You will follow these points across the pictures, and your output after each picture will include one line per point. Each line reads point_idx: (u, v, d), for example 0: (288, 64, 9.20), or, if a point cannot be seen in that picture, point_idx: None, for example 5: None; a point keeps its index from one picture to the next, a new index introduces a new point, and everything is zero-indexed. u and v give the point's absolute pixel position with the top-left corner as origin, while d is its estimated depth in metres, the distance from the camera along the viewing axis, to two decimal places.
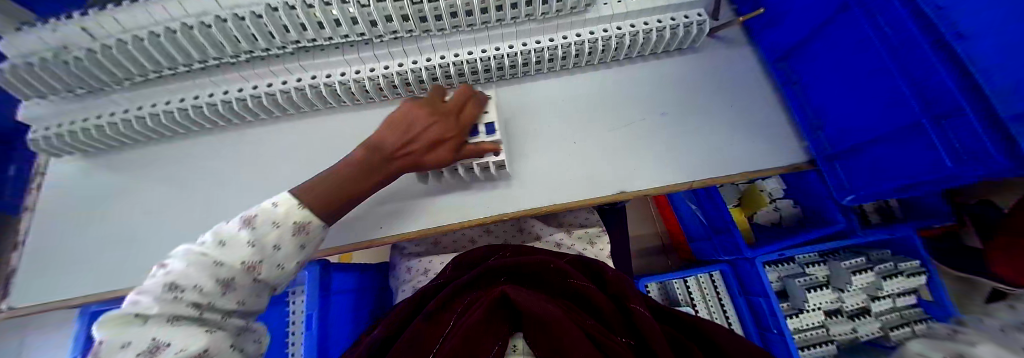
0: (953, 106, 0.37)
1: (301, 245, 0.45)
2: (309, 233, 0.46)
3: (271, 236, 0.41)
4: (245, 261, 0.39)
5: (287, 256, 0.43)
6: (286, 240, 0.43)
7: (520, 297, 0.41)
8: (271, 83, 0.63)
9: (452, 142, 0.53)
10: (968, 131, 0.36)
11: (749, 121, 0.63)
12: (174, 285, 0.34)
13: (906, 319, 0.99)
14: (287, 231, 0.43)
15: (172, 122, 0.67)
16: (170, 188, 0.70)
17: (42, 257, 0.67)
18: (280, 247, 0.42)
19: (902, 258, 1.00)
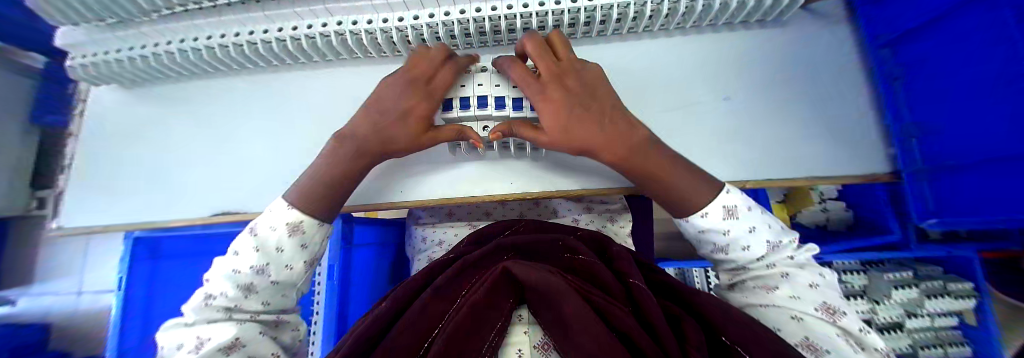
0: None
1: (302, 244, 0.45)
2: (305, 231, 0.44)
3: (271, 239, 0.43)
4: (253, 266, 0.41)
5: (291, 256, 0.44)
6: (285, 241, 0.43)
7: (511, 268, 0.39)
8: (295, 26, 0.58)
9: (417, 109, 0.48)
10: None
11: (828, 115, 0.55)
12: (211, 296, 0.41)
13: (938, 340, 0.93)
14: (283, 233, 0.43)
15: (198, 60, 0.64)
16: (199, 129, 0.69)
17: (88, 185, 0.70)
18: (282, 249, 0.43)
19: (951, 278, 0.91)
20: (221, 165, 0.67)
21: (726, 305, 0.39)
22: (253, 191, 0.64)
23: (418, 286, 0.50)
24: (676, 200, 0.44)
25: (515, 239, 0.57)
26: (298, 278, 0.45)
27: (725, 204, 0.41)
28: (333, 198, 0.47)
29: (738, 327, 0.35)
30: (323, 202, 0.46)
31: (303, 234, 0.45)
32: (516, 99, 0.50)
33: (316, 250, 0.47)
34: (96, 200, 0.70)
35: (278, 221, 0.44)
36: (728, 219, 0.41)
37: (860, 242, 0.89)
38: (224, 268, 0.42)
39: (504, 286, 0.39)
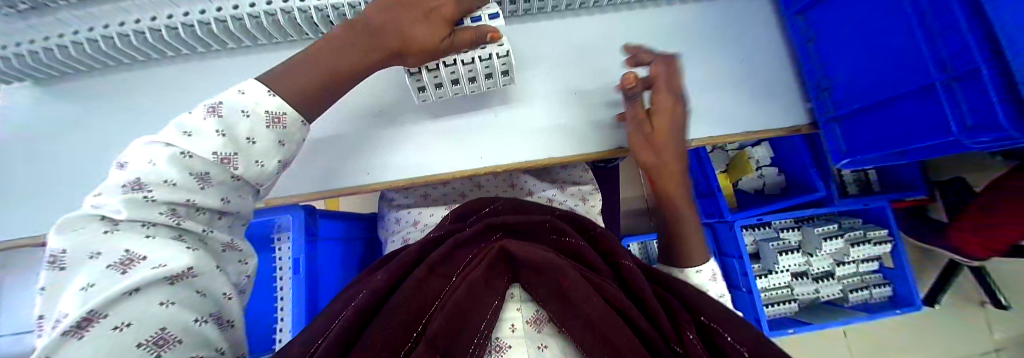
0: (974, 76, 0.36)
1: (280, 139, 0.35)
2: (287, 126, 0.36)
3: (243, 124, 0.32)
4: (217, 153, 0.30)
5: (267, 150, 0.34)
6: (262, 129, 0.34)
7: (518, 251, 0.38)
8: (236, 5, 0.53)
9: (445, 11, 0.41)
10: (979, 92, 0.35)
11: (768, 78, 0.60)
12: (133, 186, 0.27)
13: (865, 283, 1.05)
14: (259, 121, 0.34)
15: (128, 47, 0.58)
16: (139, 124, 0.63)
17: (18, 194, 0.64)
18: (253, 139, 0.33)
19: (870, 227, 1.04)
20: None
21: (700, 292, 0.44)
22: None
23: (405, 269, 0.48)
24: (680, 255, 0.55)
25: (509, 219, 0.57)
26: (261, 178, 0.35)
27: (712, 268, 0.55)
28: (321, 92, 0.39)
29: (714, 310, 0.41)
30: (316, 93, 0.39)
31: (280, 126, 0.35)
32: None
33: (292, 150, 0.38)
34: (32, 210, 0.64)
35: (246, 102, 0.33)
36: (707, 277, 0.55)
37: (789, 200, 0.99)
38: (163, 142, 0.29)
39: (499, 263, 0.39)
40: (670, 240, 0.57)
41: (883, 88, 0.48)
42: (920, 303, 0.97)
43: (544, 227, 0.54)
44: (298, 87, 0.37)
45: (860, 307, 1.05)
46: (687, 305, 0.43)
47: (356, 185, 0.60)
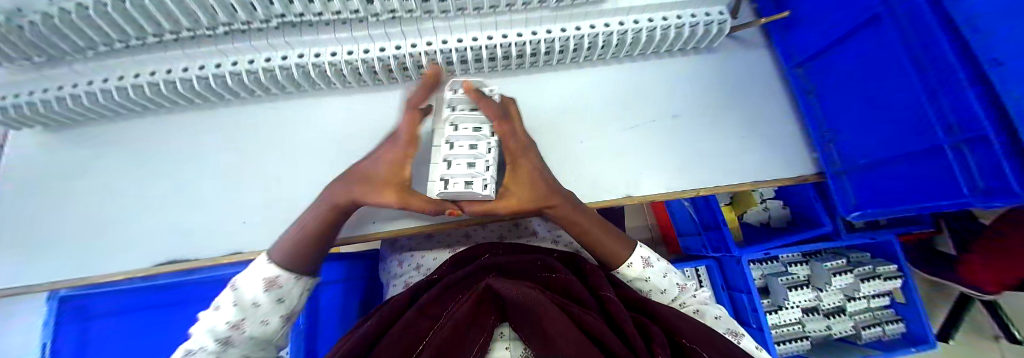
0: (981, 142, 0.35)
1: (278, 297, 0.48)
2: (280, 284, 0.48)
3: (250, 295, 0.46)
4: (229, 322, 0.44)
5: (269, 309, 0.47)
6: (262, 296, 0.46)
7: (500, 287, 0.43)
8: (254, 60, 0.56)
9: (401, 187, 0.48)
10: (987, 156, 0.35)
11: (769, 127, 0.61)
12: (190, 351, 0.43)
13: (878, 320, 1.04)
14: (261, 289, 0.47)
15: (141, 97, 0.59)
16: (141, 170, 0.63)
17: None
18: (259, 305, 0.46)
19: (880, 261, 1.03)
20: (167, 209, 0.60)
21: (684, 314, 0.46)
22: (205, 236, 0.58)
23: (401, 307, 0.52)
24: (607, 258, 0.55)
25: (499, 259, 0.60)
26: (273, 332, 0.49)
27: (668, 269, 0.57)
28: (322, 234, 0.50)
29: (692, 328, 0.44)
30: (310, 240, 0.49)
31: (279, 289, 0.48)
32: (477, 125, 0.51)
33: (293, 303, 0.50)
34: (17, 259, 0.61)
35: (257, 276, 0.47)
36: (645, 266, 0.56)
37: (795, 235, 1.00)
38: (206, 323, 0.45)
39: (485, 300, 0.44)
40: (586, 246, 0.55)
41: (888, 142, 0.48)
42: (935, 342, 0.94)
43: (534, 264, 0.58)
44: (297, 268, 0.49)
45: (874, 345, 1.03)
46: (669, 329, 0.45)
47: (364, 234, 0.60)
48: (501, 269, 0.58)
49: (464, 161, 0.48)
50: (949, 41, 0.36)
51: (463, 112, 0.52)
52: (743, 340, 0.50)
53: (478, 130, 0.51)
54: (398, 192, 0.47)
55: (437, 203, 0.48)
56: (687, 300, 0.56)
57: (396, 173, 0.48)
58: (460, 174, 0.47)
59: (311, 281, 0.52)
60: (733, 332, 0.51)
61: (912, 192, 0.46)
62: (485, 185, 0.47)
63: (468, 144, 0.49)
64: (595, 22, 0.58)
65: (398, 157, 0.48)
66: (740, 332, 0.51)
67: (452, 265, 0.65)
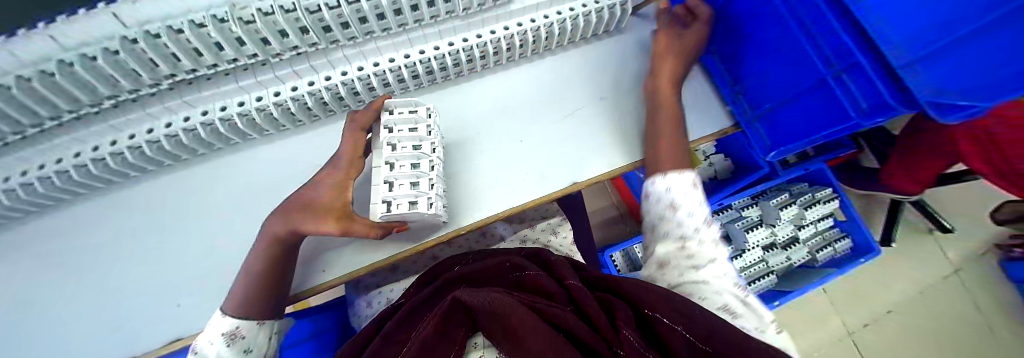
0: (858, 68, 0.40)
1: (245, 348, 0.43)
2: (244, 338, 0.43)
3: (212, 353, 0.41)
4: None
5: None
6: (226, 352, 0.42)
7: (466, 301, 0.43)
8: (153, 128, 0.52)
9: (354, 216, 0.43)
10: (864, 80, 0.40)
11: (687, 92, 0.65)
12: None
13: (828, 241, 1.13)
14: (221, 345, 0.42)
15: (33, 196, 0.53)
16: (42, 276, 0.55)
17: None
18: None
19: (818, 188, 1.13)
20: (85, 308, 0.53)
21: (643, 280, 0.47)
22: (137, 327, 0.52)
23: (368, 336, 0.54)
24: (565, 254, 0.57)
25: (465, 271, 0.61)
26: None
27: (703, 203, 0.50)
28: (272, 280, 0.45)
29: (654, 296, 0.42)
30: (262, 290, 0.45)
31: (243, 340, 0.43)
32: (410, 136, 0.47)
33: (260, 352, 0.46)
34: None
35: (215, 333, 0.42)
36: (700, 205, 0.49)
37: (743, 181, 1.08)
38: None
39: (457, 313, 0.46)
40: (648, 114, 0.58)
41: (783, 86, 0.53)
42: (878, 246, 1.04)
43: (501, 265, 0.60)
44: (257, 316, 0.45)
45: (830, 264, 1.11)
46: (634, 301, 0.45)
47: (307, 287, 0.53)
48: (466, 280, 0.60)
49: (406, 180, 0.44)
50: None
51: (401, 130, 0.46)
52: (738, 316, 0.41)
53: (419, 147, 0.47)
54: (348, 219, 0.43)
55: (382, 226, 0.45)
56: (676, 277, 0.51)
57: (339, 198, 0.44)
58: (404, 195, 0.44)
59: (276, 323, 0.49)
60: (725, 307, 0.42)
61: (808, 125, 0.52)
62: (430, 203, 0.45)
63: (409, 163, 0.45)
64: (508, 23, 0.60)
65: (343, 178, 0.45)
66: (735, 305, 0.42)
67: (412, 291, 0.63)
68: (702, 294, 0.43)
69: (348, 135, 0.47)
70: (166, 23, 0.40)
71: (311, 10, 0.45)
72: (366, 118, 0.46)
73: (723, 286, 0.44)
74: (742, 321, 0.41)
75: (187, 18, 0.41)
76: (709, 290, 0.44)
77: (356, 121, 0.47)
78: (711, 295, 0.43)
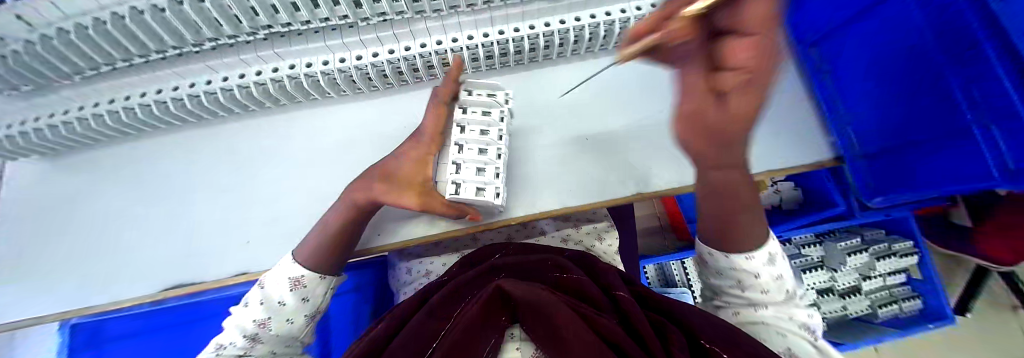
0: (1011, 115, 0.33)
1: (304, 297, 0.45)
2: (306, 285, 0.45)
3: (276, 294, 0.44)
4: (256, 320, 0.42)
5: (293, 310, 0.44)
6: (288, 295, 0.44)
7: (507, 287, 0.37)
8: (245, 74, 0.55)
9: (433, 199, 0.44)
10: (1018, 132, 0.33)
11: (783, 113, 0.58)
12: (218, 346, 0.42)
13: (894, 297, 1.03)
14: (285, 287, 0.44)
15: (135, 120, 0.58)
16: (139, 192, 0.61)
17: None
18: (284, 302, 0.44)
19: (894, 238, 1.02)
20: (171, 228, 0.59)
21: (707, 312, 0.40)
22: (212, 256, 0.56)
23: (415, 304, 0.51)
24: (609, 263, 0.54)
25: (511, 261, 0.58)
26: (297, 332, 0.45)
27: (769, 251, 0.40)
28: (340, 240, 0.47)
29: (717, 331, 0.34)
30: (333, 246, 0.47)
31: (304, 288, 0.45)
32: (486, 111, 0.45)
33: (316, 304, 0.47)
34: None
35: (284, 275, 0.45)
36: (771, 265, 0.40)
37: (808, 216, 0.97)
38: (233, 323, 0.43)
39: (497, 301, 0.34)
40: (718, 225, 0.40)
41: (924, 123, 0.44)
42: (954, 316, 0.93)
43: (544, 263, 0.55)
44: (326, 267, 0.47)
45: (891, 322, 1.01)
46: (691, 330, 0.37)
47: (368, 249, 0.55)
48: (511, 272, 0.55)
49: (470, 167, 0.43)
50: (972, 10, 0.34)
51: (474, 113, 0.44)
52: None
53: (487, 133, 0.44)
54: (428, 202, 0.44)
55: (459, 207, 0.46)
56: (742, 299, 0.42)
57: (419, 171, 0.44)
58: (471, 181, 0.42)
59: (335, 279, 0.50)
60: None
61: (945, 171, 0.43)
62: (497, 194, 0.43)
63: (477, 148, 0.43)
64: (596, 11, 0.56)
65: (422, 153, 0.45)
66: (801, 357, 0.33)
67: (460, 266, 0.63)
68: (759, 337, 0.37)
69: (430, 106, 0.44)
70: None
71: None
72: (450, 90, 0.44)
73: (792, 341, 0.35)
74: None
75: None
76: (776, 339, 0.36)
77: (440, 92, 0.44)
78: (772, 343, 0.36)
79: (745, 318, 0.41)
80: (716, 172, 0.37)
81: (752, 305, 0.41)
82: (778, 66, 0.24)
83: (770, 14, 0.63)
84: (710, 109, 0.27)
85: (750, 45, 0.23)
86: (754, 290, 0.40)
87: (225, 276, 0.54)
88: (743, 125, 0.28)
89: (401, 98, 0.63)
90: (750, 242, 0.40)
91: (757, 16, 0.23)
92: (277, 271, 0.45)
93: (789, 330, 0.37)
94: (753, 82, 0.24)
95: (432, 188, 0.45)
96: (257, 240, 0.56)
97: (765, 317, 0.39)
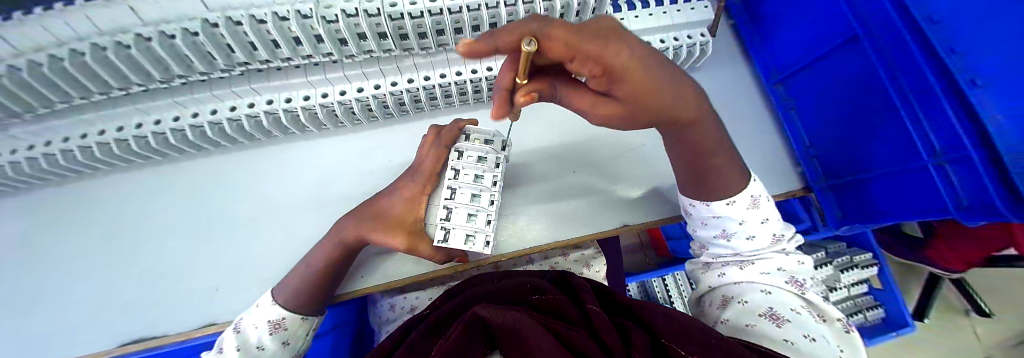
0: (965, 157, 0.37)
1: (284, 340, 0.42)
2: (286, 328, 0.42)
3: (254, 337, 0.40)
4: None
5: (274, 353, 0.41)
6: (267, 339, 0.40)
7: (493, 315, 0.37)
8: (218, 110, 0.52)
9: (421, 242, 0.42)
10: (972, 173, 0.37)
11: (756, 143, 0.61)
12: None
13: (859, 307, 1.08)
14: (264, 331, 0.40)
15: (90, 160, 0.54)
16: (88, 237, 0.56)
17: None
18: (263, 347, 0.40)
19: (855, 251, 1.09)
20: (124, 278, 0.53)
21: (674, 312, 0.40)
22: (173, 308, 0.51)
23: (393, 342, 0.48)
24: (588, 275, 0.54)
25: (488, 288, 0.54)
26: None
27: (753, 194, 0.44)
28: (320, 280, 0.43)
29: (676, 326, 0.37)
30: (317, 279, 0.43)
31: (284, 331, 0.42)
32: (483, 158, 0.43)
33: (298, 347, 0.44)
34: None
35: (262, 318, 0.41)
36: (750, 210, 0.44)
37: None
38: None
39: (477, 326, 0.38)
40: (693, 176, 0.44)
41: (881, 158, 0.49)
42: (912, 323, 1.01)
43: (522, 286, 0.51)
44: (303, 307, 0.43)
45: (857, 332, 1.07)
46: (655, 332, 0.39)
47: (344, 292, 0.51)
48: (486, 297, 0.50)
49: (462, 212, 0.42)
50: (927, 63, 0.38)
51: (469, 158, 0.43)
52: (785, 324, 0.35)
53: (481, 179, 0.43)
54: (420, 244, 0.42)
55: (445, 252, 0.45)
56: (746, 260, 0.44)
57: (410, 212, 0.43)
58: (461, 227, 0.41)
59: (317, 320, 0.46)
60: (769, 313, 0.37)
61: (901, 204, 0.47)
62: (486, 242, 0.41)
63: (469, 194, 0.42)
64: None
65: (415, 194, 0.43)
66: (783, 312, 0.37)
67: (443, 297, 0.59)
68: (744, 295, 0.41)
69: (431, 150, 0.44)
70: (245, 10, 0.39)
71: (396, 16, 0.44)
72: (449, 136, 0.43)
73: (775, 294, 0.39)
74: (788, 330, 0.34)
75: (271, 9, 0.40)
76: (759, 297, 0.40)
77: (442, 136, 0.44)
78: (755, 300, 0.40)
79: (729, 278, 0.44)
80: (684, 142, 0.40)
81: (741, 260, 0.44)
82: (627, 54, 0.24)
83: (741, 51, 0.68)
84: (610, 106, 0.31)
85: (588, 62, 0.25)
86: (739, 237, 0.45)
87: (188, 328, 0.49)
88: (650, 100, 0.29)
89: (386, 131, 0.62)
90: (729, 190, 0.43)
91: (557, 43, 0.23)
92: (254, 315, 0.41)
93: (773, 283, 0.40)
94: (617, 75, 0.26)
95: (422, 229, 0.44)
96: (226, 286, 0.52)
97: (751, 276, 0.42)
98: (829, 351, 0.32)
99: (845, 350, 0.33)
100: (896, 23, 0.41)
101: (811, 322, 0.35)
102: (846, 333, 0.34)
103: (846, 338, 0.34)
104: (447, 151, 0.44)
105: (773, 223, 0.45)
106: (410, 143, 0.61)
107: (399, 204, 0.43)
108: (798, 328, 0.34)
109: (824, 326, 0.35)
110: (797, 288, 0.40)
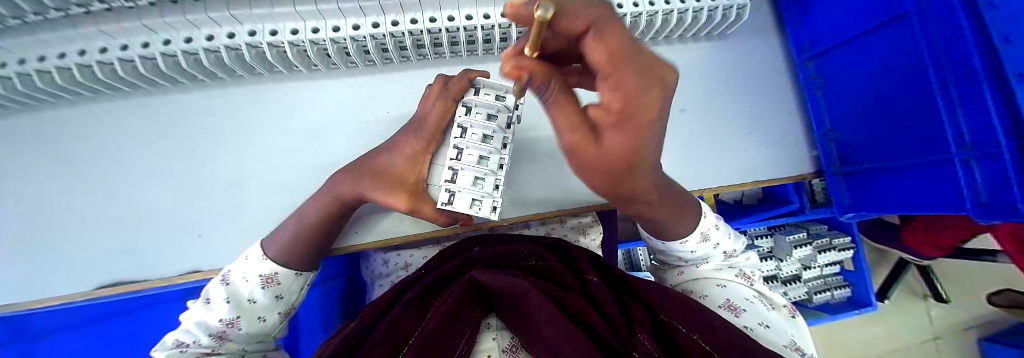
0: (995, 158, 0.35)
1: (278, 294, 0.40)
2: (280, 283, 0.40)
3: (245, 290, 0.38)
4: (223, 318, 0.36)
5: (267, 307, 0.39)
6: (259, 293, 0.39)
7: (489, 278, 0.36)
8: (195, 39, 0.46)
9: (421, 203, 0.40)
10: (999, 175, 0.35)
11: (774, 120, 0.59)
12: (180, 343, 0.35)
13: (828, 285, 1.15)
14: (256, 285, 0.38)
15: (51, 86, 0.48)
16: (58, 173, 0.52)
17: None
18: (255, 299, 0.38)
19: (837, 234, 1.12)
20: (107, 215, 0.51)
21: (661, 286, 0.40)
22: (159, 252, 0.50)
23: (391, 298, 0.47)
24: (579, 254, 0.52)
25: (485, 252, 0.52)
26: (270, 329, 0.40)
27: (705, 229, 0.41)
28: (311, 241, 0.42)
29: (673, 302, 0.37)
30: (301, 243, 0.41)
31: (277, 286, 0.40)
32: (489, 116, 0.40)
33: (293, 300, 0.43)
34: None
35: (252, 271, 0.39)
36: (703, 243, 0.41)
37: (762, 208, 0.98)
38: (194, 316, 0.36)
39: (473, 292, 0.36)
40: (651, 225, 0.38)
41: (905, 150, 0.47)
42: (876, 303, 1.07)
43: (518, 253, 0.50)
44: (296, 263, 0.41)
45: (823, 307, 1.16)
46: (651, 307, 0.39)
47: (340, 247, 0.50)
48: (483, 262, 0.50)
49: (468, 175, 0.39)
50: (977, 54, 0.34)
51: (478, 115, 0.39)
52: (742, 314, 0.36)
53: (490, 140, 0.40)
54: (420, 204, 0.39)
55: (450, 215, 0.43)
56: (703, 266, 0.43)
57: (413, 170, 0.40)
58: (467, 191, 0.39)
59: (311, 275, 0.45)
60: (727, 304, 0.38)
61: (918, 198, 0.47)
62: (494, 207, 0.40)
63: (477, 155, 0.40)
64: None
65: (419, 150, 0.40)
66: (739, 302, 0.38)
67: (439, 258, 0.58)
68: (703, 291, 0.41)
69: (437, 101, 0.40)
70: None
71: None
72: (460, 87, 0.40)
73: (730, 287, 0.40)
74: (746, 319, 0.36)
75: None
76: (716, 290, 0.40)
77: (449, 88, 0.40)
78: (713, 294, 0.40)
79: (687, 275, 0.44)
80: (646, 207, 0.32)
81: (694, 263, 0.44)
82: (650, 107, 0.15)
83: (774, 19, 0.63)
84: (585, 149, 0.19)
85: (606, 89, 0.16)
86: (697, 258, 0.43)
87: (184, 271, 0.49)
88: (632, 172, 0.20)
89: (384, 79, 0.57)
90: (682, 230, 0.39)
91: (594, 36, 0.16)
92: (247, 267, 0.39)
93: (726, 278, 0.41)
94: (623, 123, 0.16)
95: (425, 189, 0.41)
96: (215, 233, 0.50)
97: (704, 271, 0.42)
98: (781, 338, 0.34)
99: (798, 338, 0.35)
100: (954, 7, 0.36)
101: (763, 310, 0.37)
102: (792, 320, 0.37)
103: (792, 323, 0.36)
104: (454, 105, 0.41)
105: (725, 240, 0.44)
106: (410, 93, 0.56)
107: (396, 164, 0.40)
108: (755, 317, 0.35)
109: (775, 314, 0.37)
110: (745, 280, 0.41)
